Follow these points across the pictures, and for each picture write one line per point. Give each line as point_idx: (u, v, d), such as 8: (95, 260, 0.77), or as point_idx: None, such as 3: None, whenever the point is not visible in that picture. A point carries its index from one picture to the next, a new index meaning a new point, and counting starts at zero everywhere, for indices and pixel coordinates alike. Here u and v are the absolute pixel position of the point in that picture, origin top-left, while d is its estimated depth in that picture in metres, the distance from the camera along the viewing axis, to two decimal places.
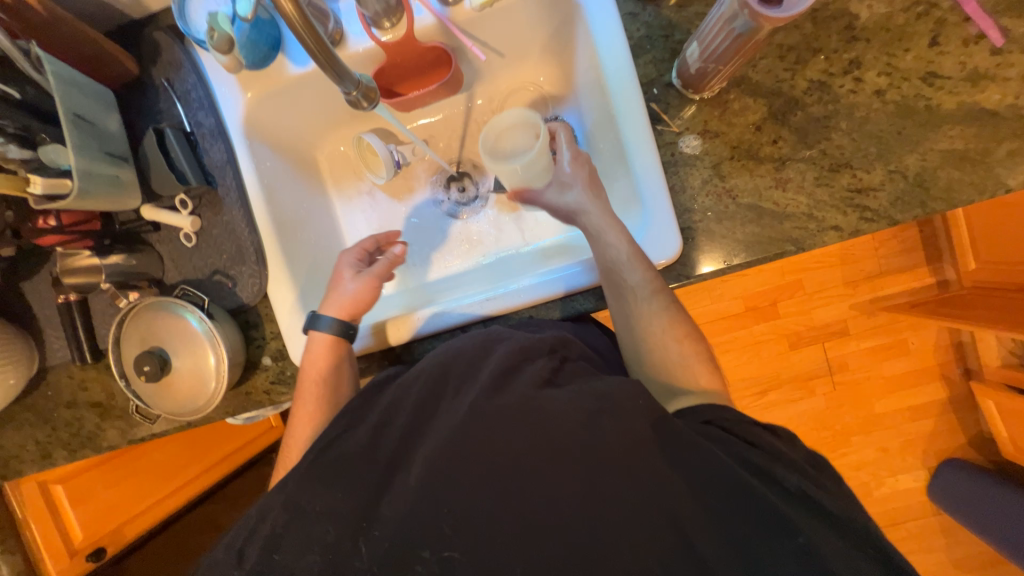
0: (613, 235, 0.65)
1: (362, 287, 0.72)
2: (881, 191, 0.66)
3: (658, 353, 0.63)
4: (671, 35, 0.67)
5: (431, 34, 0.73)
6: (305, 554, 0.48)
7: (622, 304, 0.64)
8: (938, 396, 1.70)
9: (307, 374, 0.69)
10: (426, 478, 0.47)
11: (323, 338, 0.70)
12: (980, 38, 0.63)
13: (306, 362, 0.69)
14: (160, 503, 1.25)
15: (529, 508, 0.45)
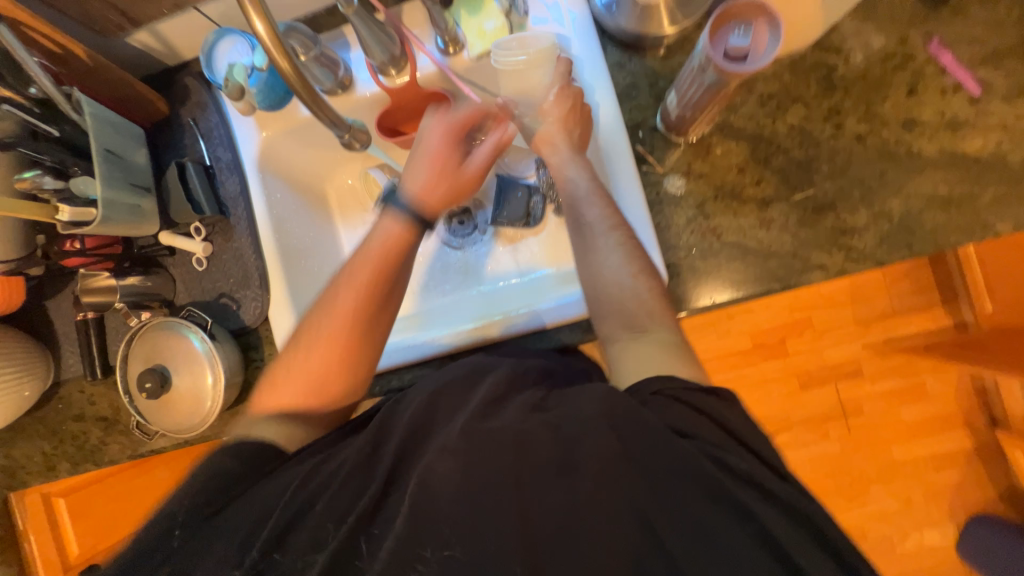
0: (585, 200, 0.65)
1: (466, 173, 0.68)
2: (866, 232, 0.66)
3: (620, 300, 0.62)
4: (655, 84, 0.71)
5: (432, 79, 0.77)
6: None
7: (582, 243, 0.65)
8: (962, 445, 1.61)
9: (348, 291, 0.63)
10: (399, 504, 0.48)
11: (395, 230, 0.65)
12: (957, 88, 0.65)
13: (352, 275, 0.64)
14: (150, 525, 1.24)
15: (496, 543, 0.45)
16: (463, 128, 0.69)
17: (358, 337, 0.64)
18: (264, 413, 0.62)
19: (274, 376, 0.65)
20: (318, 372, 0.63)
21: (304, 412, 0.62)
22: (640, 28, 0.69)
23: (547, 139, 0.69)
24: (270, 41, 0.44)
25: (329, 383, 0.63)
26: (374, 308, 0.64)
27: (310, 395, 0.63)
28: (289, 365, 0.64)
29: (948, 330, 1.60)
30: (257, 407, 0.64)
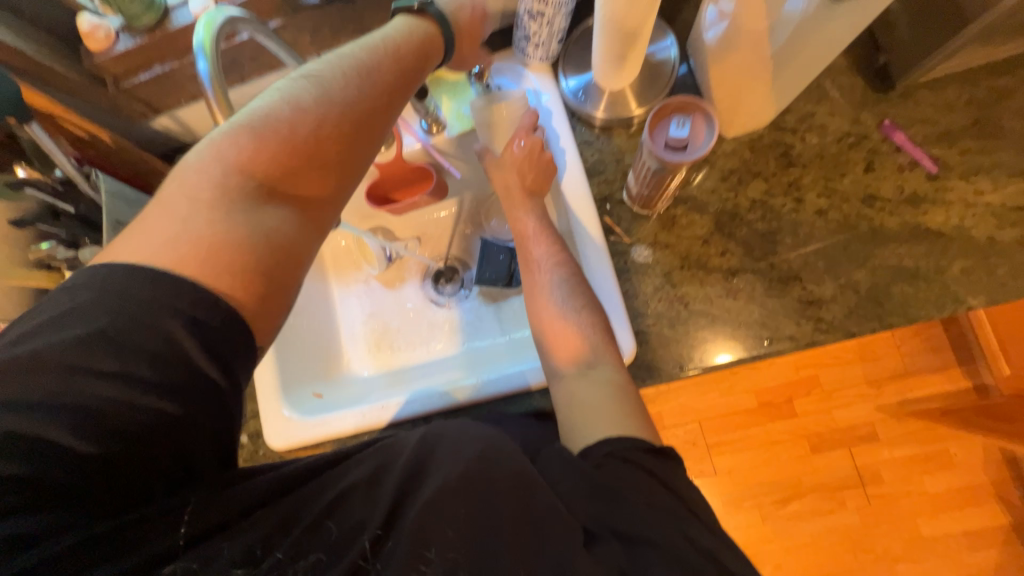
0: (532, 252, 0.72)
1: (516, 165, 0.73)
2: (834, 303, 0.66)
3: (567, 341, 0.65)
4: (622, 160, 0.76)
5: (417, 156, 0.85)
6: None
7: (529, 277, 0.71)
8: (996, 521, 1.48)
9: (309, 118, 0.49)
10: None
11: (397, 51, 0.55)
12: (914, 165, 0.67)
13: (313, 111, 0.50)
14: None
15: None
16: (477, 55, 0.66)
17: (343, 130, 0.51)
18: (116, 266, 0.42)
19: (187, 190, 0.45)
20: (266, 226, 0.47)
21: (195, 289, 0.42)
22: (610, 113, 0.75)
23: (506, 184, 0.75)
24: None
25: (284, 138, 0.48)
26: (356, 129, 0.52)
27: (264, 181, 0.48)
28: (219, 206, 0.45)
29: (968, 392, 1.53)
30: (202, 165, 0.46)
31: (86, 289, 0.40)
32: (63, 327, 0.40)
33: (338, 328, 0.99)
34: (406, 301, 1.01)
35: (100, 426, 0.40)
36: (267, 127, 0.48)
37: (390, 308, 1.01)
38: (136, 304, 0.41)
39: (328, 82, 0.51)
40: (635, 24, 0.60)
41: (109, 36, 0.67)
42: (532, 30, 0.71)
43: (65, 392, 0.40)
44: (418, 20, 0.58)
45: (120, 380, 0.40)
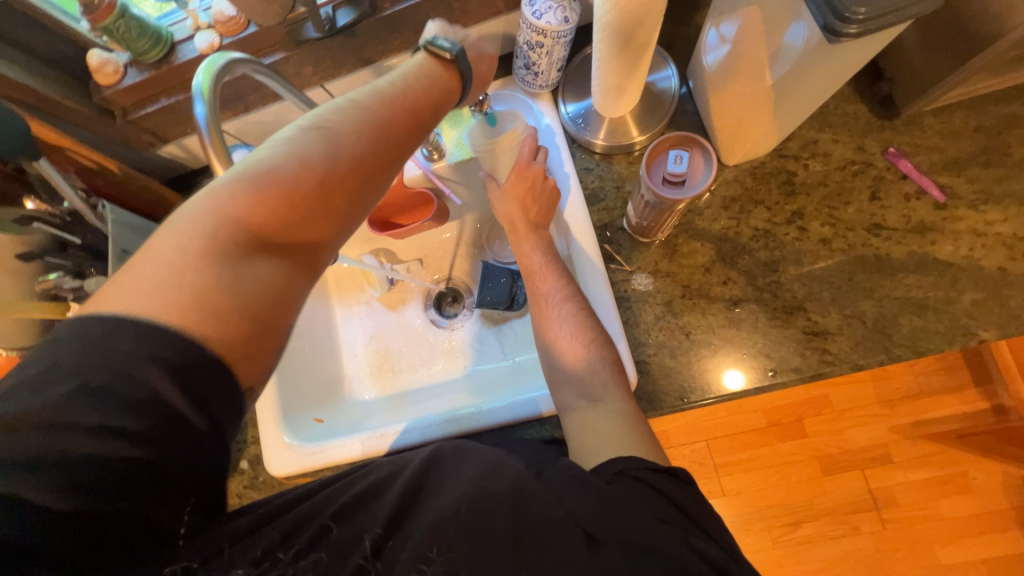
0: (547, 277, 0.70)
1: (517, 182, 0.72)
2: (839, 334, 0.65)
3: (568, 373, 0.64)
4: (622, 186, 0.76)
5: (418, 181, 0.85)
6: None
7: (539, 313, 0.69)
8: (1018, 548, 1.42)
9: (306, 161, 0.44)
10: None
11: (431, 75, 0.54)
12: (921, 194, 0.65)
13: (313, 154, 0.45)
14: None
15: None
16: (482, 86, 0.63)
17: (356, 177, 0.47)
18: (88, 320, 0.37)
19: (182, 236, 0.40)
20: (253, 279, 0.42)
21: (179, 336, 0.37)
22: (610, 141, 0.75)
23: (509, 217, 0.74)
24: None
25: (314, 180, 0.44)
26: (385, 167, 0.49)
27: (281, 224, 0.44)
28: (207, 258, 0.40)
29: (985, 414, 1.48)
30: (196, 214, 0.41)
31: (67, 339, 0.36)
32: (39, 384, 0.36)
33: (339, 350, 0.99)
34: (408, 323, 1.01)
35: (100, 474, 0.36)
36: (273, 173, 0.43)
37: (390, 330, 1.00)
38: (119, 354, 0.36)
39: (342, 126, 0.47)
40: (643, 37, 0.58)
41: (118, 71, 0.69)
42: (533, 59, 0.71)
43: (49, 455, 0.35)
44: (446, 60, 0.56)
45: (110, 434, 0.36)
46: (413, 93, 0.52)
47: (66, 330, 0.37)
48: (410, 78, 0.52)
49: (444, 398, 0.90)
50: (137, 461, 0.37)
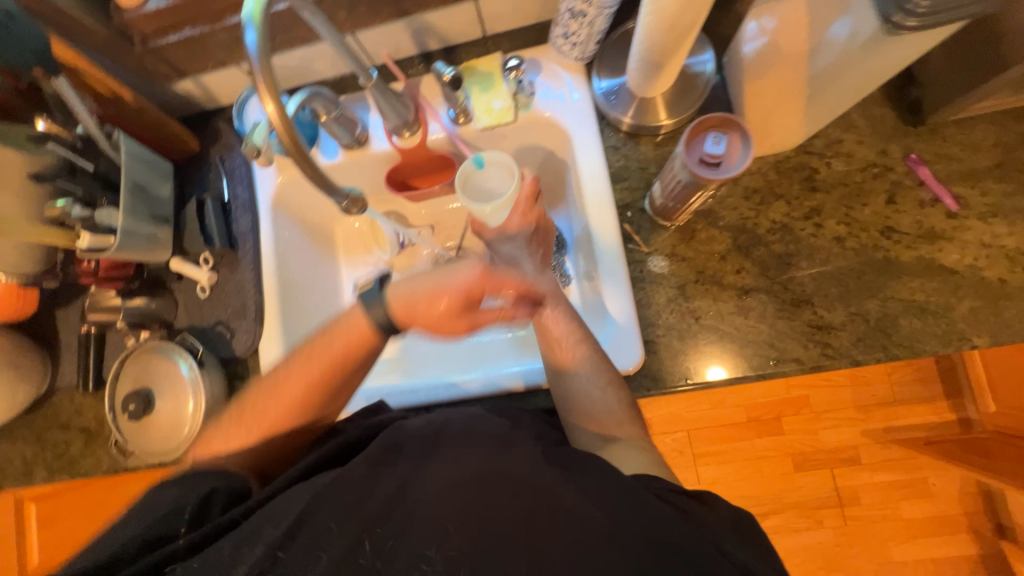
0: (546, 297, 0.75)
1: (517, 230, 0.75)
2: (842, 330, 0.68)
3: (574, 384, 0.70)
4: (647, 168, 0.76)
5: (441, 144, 0.83)
6: None
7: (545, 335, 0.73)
8: (966, 551, 1.52)
9: (274, 401, 0.68)
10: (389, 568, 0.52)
11: (401, 297, 0.67)
12: (935, 202, 0.67)
13: (263, 400, 0.69)
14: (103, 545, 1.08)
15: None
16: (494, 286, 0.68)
17: (309, 387, 0.68)
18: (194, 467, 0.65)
19: (241, 436, 0.68)
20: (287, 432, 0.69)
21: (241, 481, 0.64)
22: (638, 119, 0.75)
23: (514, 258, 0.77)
24: (277, 115, 0.46)
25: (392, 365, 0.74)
26: (329, 385, 0.69)
27: (270, 421, 0.68)
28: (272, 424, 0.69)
29: (953, 425, 1.55)
30: (224, 432, 0.68)
31: (170, 488, 0.60)
32: (99, 549, 0.56)
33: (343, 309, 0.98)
34: None
35: (195, 503, 0.59)
36: (252, 398, 0.69)
37: None
38: (150, 514, 0.58)
39: (287, 378, 0.69)
40: (686, 24, 0.58)
41: None
42: (572, 28, 0.70)
43: (115, 557, 0.55)
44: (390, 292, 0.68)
45: (153, 532, 0.57)
46: (418, 300, 0.67)
47: (135, 511, 0.59)
48: (410, 290, 0.68)
49: (448, 364, 0.91)
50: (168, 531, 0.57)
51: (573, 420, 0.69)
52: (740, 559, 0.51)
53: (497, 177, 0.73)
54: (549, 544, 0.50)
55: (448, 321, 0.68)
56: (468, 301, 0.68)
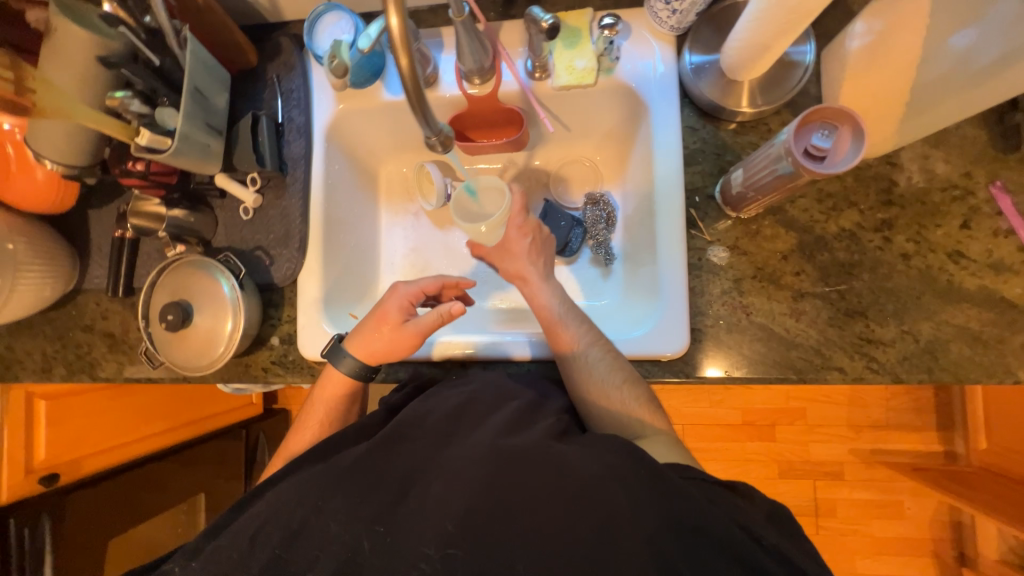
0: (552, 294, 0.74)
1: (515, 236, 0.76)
2: (891, 346, 0.68)
3: (586, 377, 0.70)
4: (722, 155, 0.74)
5: (512, 98, 0.81)
6: (315, 548, 0.55)
7: (555, 337, 0.73)
8: (926, 573, 1.59)
9: (324, 396, 0.76)
10: (433, 520, 0.53)
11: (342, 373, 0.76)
12: (1009, 233, 0.66)
13: (319, 387, 0.77)
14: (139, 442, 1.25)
15: (503, 550, 0.50)
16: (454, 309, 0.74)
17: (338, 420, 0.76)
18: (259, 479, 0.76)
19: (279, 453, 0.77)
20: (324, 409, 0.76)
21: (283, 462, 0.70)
22: (720, 100, 0.72)
23: (519, 274, 0.76)
24: (401, 31, 0.44)
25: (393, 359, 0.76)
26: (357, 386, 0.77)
27: (327, 412, 0.76)
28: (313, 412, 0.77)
29: (937, 456, 1.59)
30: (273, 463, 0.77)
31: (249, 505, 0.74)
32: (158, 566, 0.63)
33: (378, 254, 0.96)
34: (452, 244, 0.97)
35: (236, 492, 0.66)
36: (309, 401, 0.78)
37: (433, 246, 0.97)
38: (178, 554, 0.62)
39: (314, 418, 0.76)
40: (807, 11, 0.54)
41: None
42: None
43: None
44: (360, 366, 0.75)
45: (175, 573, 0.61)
46: (384, 350, 0.75)
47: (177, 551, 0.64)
48: (337, 367, 0.75)
49: (479, 325, 0.90)
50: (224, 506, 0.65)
51: (610, 398, 0.69)
52: (766, 538, 0.53)
53: (490, 200, 0.82)
54: (590, 499, 0.52)
55: (398, 333, 0.74)
56: (407, 312, 0.75)
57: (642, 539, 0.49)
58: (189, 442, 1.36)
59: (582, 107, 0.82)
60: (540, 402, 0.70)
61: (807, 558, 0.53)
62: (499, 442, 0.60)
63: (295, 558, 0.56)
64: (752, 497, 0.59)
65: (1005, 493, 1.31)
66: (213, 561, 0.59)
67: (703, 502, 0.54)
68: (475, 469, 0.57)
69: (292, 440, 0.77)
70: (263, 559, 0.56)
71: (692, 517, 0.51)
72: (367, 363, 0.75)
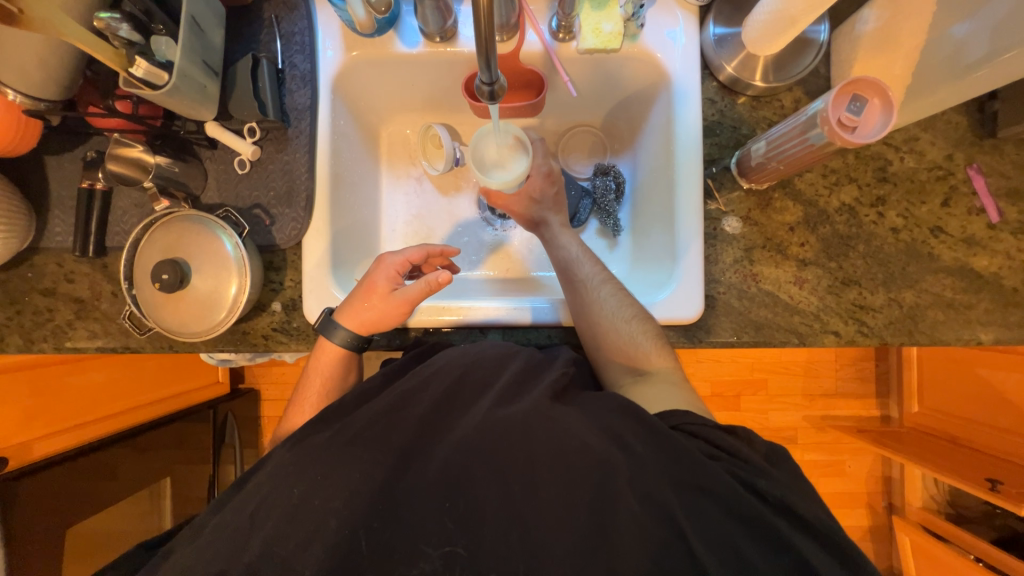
0: (572, 242, 0.79)
1: (539, 176, 0.79)
2: (879, 312, 0.74)
3: (613, 345, 0.71)
4: (738, 129, 0.77)
5: (533, 59, 0.78)
6: (340, 517, 0.53)
7: (578, 297, 0.74)
8: (862, 523, 1.78)
9: (319, 364, 0.72)
10: (470, 480, 0.53)
11: (339, 338, 0.71)
12: (981, 211, 0.74)
13: (318, 346, 0.72)
14: (96, 424, 1.14)
15: (541, 506, 0.52)
16: (438, 279, 0.70)
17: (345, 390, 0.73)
18: None
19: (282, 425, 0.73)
20: (335, 379, 0.73)
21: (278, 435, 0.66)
22: (738, 72, 0.74)
23: (539, 219, 0.81)
24: None
25: (385, 328, 0.72)
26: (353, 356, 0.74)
27: (330, 383, 0.73)
28: (317, 383, 0.73)
29: (875, 419, 1.77)
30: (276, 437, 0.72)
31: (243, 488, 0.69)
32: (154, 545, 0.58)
33: (379, 220, 0.92)
34: (459, 210, 0.95)
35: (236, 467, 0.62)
36: (303, 379, 0.74)
37: (439, 211, 0.94)
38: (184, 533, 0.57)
39: (309, 392, 0.73)
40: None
41: None
42: None
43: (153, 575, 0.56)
44: (357, 330, 0.71)
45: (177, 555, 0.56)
46: (377, 321, 0.71)
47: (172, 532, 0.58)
48: (330, 333, 0.71)
49: (466, 295, 0.87)
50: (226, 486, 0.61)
51: (633, 360, 0.70)
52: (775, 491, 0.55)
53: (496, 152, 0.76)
54: (625, 447, 0.54)
55: (387, 302, 0.71)
56: (395, 281, 0.72)
57: (652, 485, 0.51)
58: (152, 424, 1.25)
59: (600, 74, 0.82)
60: (547, 357, 0.68)
61: (790, 490, 0.54)
62: (507, 402, 0.59)
63: (301, 523, 0.53)
64: (752, 440, 0.59)
65: (934, 449, 1.48)
66: (217, 531, 0.55)
67: (705, 455, 0.55)
68: (498, 419, 0.56)
69: (291, 414, 0.73)
70: (265, 521, 0.53)
71: (710, 474, 0.52)
72: (359, 334, 0.71)
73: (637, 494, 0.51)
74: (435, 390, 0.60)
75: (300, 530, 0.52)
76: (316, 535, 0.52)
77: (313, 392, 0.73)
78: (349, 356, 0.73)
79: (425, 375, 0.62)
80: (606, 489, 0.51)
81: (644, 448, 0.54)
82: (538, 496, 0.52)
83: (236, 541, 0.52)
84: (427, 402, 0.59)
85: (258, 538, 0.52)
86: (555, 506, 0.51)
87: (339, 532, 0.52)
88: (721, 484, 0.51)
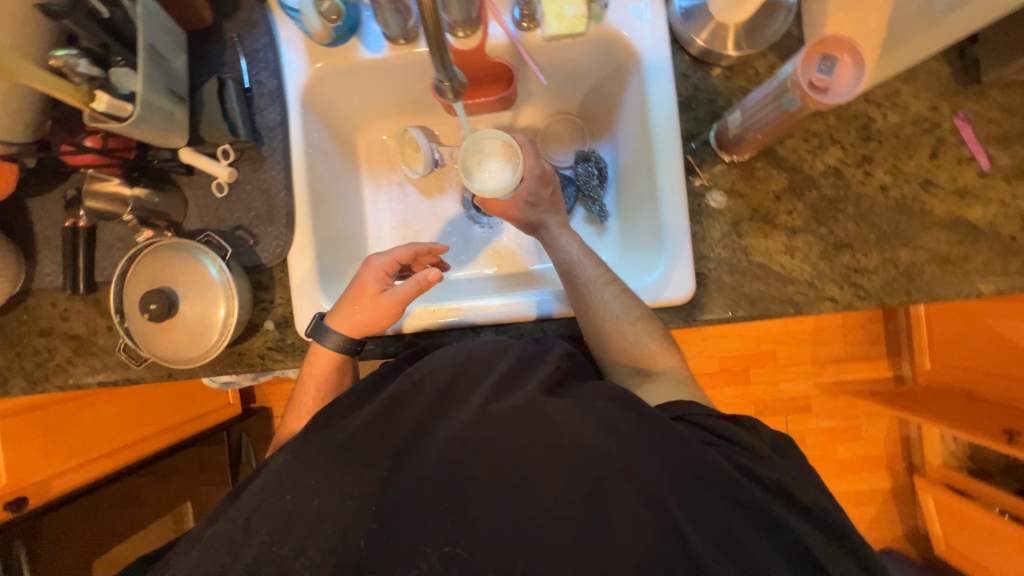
0: (568, 241, 0.78)
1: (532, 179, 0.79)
2: (874, 274, 0.73)
3: (607, 332, 0.70)
4: (714, 101, 0.76)
5: (500, 52, 0.78)
6: (342, 528, 0.53)
7: (579, 298, 0.73)
8: (883, 485, 1.77)
9: (316, 377, 0.73)
10: (467, 481, 0.53)
11: (333, 350, 0.71)
12: (970, 160, 0.72)
13: (313, 357, 0.73)
14: (111, 455, 1.16)
15: (540, 499, 0.51)
16: (428, 278, 0.70)
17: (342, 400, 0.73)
18: None
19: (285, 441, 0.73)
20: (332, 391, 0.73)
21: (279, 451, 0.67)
22: (709, 44, 0.72)
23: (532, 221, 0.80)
24: None
25: (377, 330, 0.73)
26: (348, 366, 0.74)
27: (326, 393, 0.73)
28: (314, 396, 0.73)
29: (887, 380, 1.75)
30: None
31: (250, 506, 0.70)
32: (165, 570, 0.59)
33: (365, 229, 0.91)
34: (444, 211, 0.94)
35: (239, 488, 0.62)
36: (301, 390, 0.74)
37: (423, 215, 0.94)
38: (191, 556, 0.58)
39: (308, 401, 0.73)
40: None
41: None
42: None
43: None
44: (349, 334, 0.71)
45: None
46: (369, 324, 0.72)
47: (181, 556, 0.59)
48: (322, 338, 0.71)
49: (459, 294, 0.87)
50: (231, 506, 0.61)
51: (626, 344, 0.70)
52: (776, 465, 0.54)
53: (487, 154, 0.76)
54: (621, 434, 0.54)
55: (377, 302, 0.71)
56: (384, 281, 0.72)
57: (649, 469, 0.51)
58: (167, 450, 1.27)
59: (570, 60, 0.81)
60: (540, 351, 0.68)
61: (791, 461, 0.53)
62: (501, 398, 0.59)
63: (303, 535, 0.53)
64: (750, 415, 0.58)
65: (949, 405, 1.47)
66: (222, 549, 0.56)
67: (703, 441, 0.55)
68: (491, 416, 0.56)
69: (292, 429, 0.74)
70: (268, 538, 0.53)
71: (707, 452, 0.52)
72: (352, 338, 0.71)
73: (635, 480, 0.51)
74: (428, 393, 0.60)
75: (304, 545, 0.52)
76: (319, 548, 0.52)
77: (309, 398, 0.73)
78: (345, 366, 0.73)
79: (419, 375, 0.62)
80: (604, 477, 0.51)
81: (639, 433, 0.54)
82: (535, 490, 0.52)
83: (241, 560, 0.53)
84: (420, 406, 0.59)
85: (263, 555, 0.53)
86: (554, 498, 0.51)
87: (342, 542, 0.52)
88: (719, 461, 0.51)
